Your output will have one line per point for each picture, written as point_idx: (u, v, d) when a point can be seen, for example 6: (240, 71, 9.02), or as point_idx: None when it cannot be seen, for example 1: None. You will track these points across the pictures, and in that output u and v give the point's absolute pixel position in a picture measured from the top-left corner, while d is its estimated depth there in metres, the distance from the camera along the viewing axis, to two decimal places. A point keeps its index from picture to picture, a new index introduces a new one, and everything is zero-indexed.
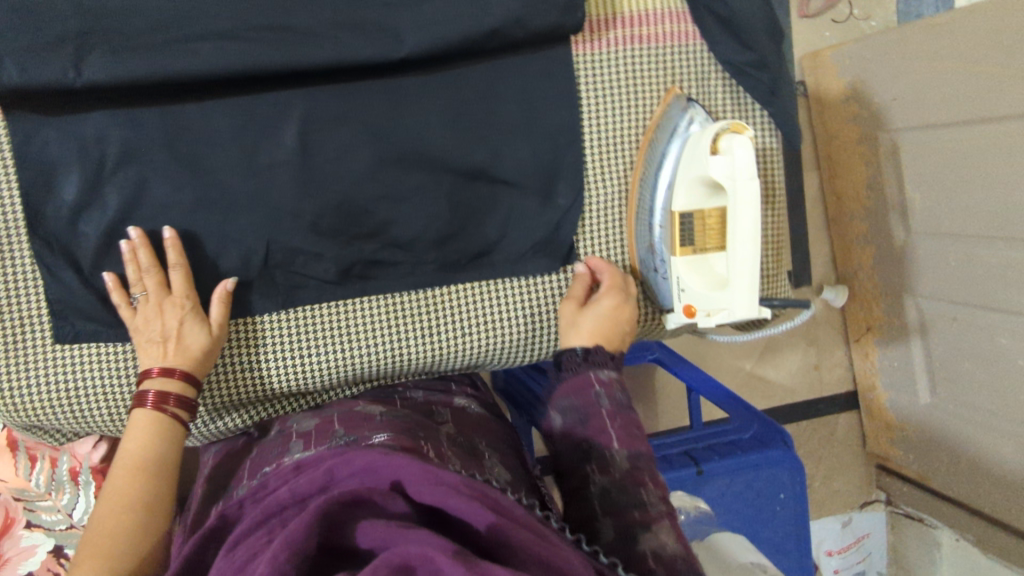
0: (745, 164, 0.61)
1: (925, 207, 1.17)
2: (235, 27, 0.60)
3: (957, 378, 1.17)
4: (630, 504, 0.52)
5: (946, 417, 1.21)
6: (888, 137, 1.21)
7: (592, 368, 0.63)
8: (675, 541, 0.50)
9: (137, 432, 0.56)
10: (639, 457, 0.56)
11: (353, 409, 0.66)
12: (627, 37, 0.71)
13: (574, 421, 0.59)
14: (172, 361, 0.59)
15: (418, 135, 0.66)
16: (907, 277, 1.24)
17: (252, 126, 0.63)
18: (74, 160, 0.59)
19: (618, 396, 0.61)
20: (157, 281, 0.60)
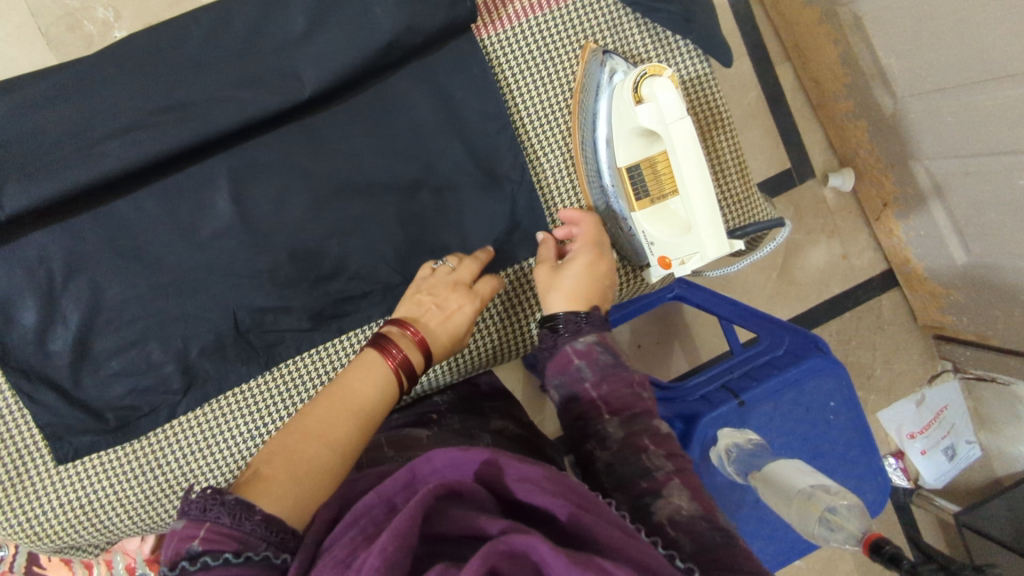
0: (672, 106, 0.58)
1: (902, 70, 1.12)
2: (137, 117, 0.60)
3: (989, 230, 1.12)
4: (635, 476, 0.50)
5: (990, 272, 1.16)
6: (848, 11, 1.15)
7: (572, 333, 0.61)
8: (691, 501, 0.48)
9: (374, 382, 0.56)
10: (638, 421, 0.55)
11: (397, 432, 0.65)
12: (526, 7, 0.68)
13: (566, 400, 0.58)
14: (429, 329, 0.61)
15: (349, 164, 0.65)
16: (908, 142, 1.18)
17: (183, 205, 0.63)
18: (26, 286, 0.61)
19: (601, 360, 0.59)
20: (474, 272, 0.65)
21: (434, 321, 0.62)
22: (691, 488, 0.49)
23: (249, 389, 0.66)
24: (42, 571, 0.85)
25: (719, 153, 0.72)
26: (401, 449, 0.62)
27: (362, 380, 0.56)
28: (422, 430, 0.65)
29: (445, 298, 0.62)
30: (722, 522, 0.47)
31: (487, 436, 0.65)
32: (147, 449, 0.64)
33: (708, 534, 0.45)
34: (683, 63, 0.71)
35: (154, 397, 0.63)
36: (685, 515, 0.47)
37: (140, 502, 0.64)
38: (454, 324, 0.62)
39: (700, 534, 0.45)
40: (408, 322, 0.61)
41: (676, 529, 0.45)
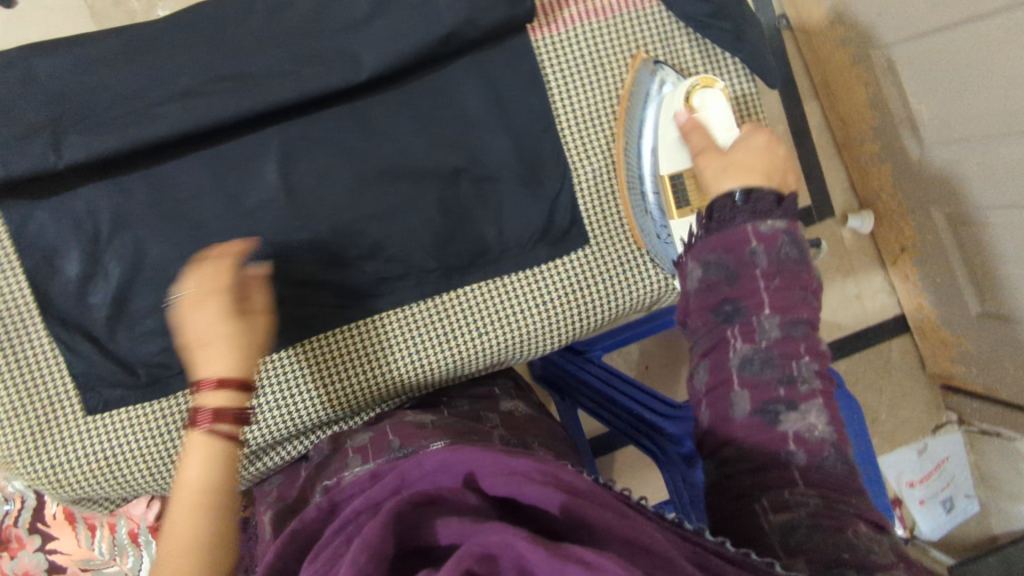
0: (721, 116, 0.65)
1: (932, 117, 1.13)
2: (198, 82, 0.61)
3: (1005, 283, 1.13)
4: (778, 381, 0.53)
5: (1002, 325, 1.16)
6: (881, 54, 1.18)
7: (756, 218, 0.57)
8: (826, 423, 0.52)
9: (204, 457, 0.49)
10: (796, 329, 0.55)
11: (404, 418, 0.66)
12: (582, 12, 0.70)
13: (720, 279, 0.57)
14: (229, 364, 0.51)
15: (396, 148, 0.67)
16: (927, 190, 1.21)
17: (233, 172, 0.64)
18: (72, 237, 0.62)
19: (783, 250, 0.57)
20: (234, 288, 0.53)
21: (218, 353, 0.51)
22: (828, 410, 0.53)
23: (278, 360, 0.67)
24: (45, 528, 0.85)
25: None
26: (405, 436, 0.62)
27: (193, 458, 0.49)
28: (432, 412, 0.68)
29: (197, 332, 0.51)
30: (847, 455, 0.52)
31: (495, 416, 0.68)
32: (173, 407, 0.64)
33: (828, 463, 0.50)
34: (730, 79, 0.72)
35: (186, 357, 0.65)
36: (813, 451, 0.50)
37: (162, 460, 0.65)
38: (239, 342, 0.52)
39: (828, 468, 0.50)
40: (202, 380, 0.50)
41: (799, 450, 0.50)
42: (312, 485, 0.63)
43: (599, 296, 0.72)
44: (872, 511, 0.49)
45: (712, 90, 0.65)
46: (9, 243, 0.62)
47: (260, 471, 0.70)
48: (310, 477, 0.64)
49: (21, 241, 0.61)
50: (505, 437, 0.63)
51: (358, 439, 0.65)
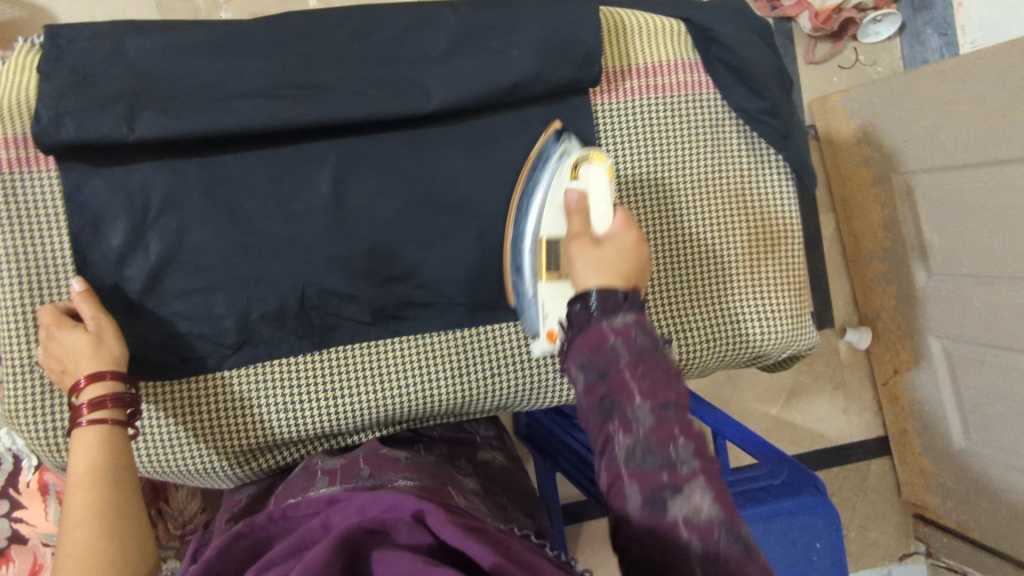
0: (604, 190, 0.61)
1: (943, 248, 1.17)
2: (271, 85, 0.63)
3: (993, 421, 1.14)
4: (655, 471, 0.43)
5: (984, 462, 1.18)
6: (902, 178, 1.23)
7: (608, 312, 0.50)
8: (713, 505, 0.42)
9: (88, 446, 0.54)
10: (668, 410, 0.45)
11: (379, 452, 0.65)
12: (641, 86, 0.73)
13: (592, 383, 0.47)
14: (96, 365, 0.57)
15: (446, 182, 0.68)
16: (923, 316, 1.26)
17: (287, 176, 0.66)
18: (121, 208, 0.63)
19: (638, 339, 0.47)
20: (88, 310, 0.60)
21: (87, 362, 0.58)
22: (715, 488, 0.43)
23: (295, 362, 0.68)
24: (16, 495, 0.83)
25: (784, 265, 0.77)
26: (377, 467, 0.61)
27: (82, 444, 0.54)
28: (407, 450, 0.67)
29: (68, 353, 0.58)
30: (747, 540, 0.42)
31: (469, 467, 0.69)
32: (184, 391, 0.66)
33: (724, 550, 0.41)
34: (769, 175, 0.76)
35: (205, 344, 0.66)
36: (704, 536, 0.41)
37: (163, 446, 0.66)
38: (102, 353, 0.58)
39: (723, 559, 0.40)
40: (76, 380, 0.57)
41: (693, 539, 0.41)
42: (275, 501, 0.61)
43: None
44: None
45: (599, 165, 0.63)
46: (59, 201, 0.63)
47: (248, 472, 0.69)
48: (276, 495, 0.63)
49: (72, 202, 0.63)
50: (477, 490, 0.63)
51: (329, 462, 0.65)
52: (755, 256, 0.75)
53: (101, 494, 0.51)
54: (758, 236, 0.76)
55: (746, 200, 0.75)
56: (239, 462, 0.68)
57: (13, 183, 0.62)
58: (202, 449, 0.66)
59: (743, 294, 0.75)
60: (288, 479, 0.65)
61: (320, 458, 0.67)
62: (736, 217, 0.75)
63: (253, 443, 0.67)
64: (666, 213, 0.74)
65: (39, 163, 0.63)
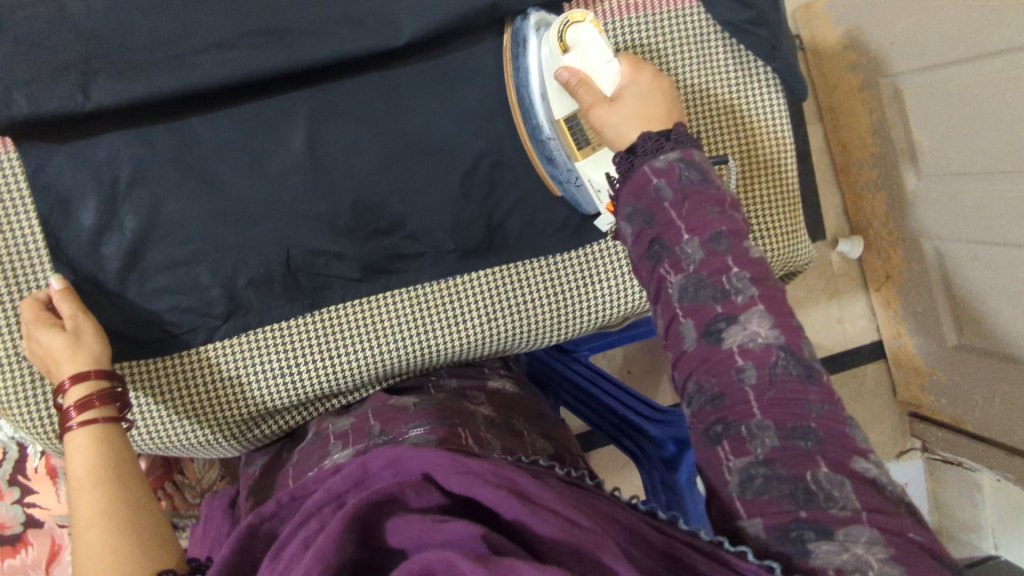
0: (600, 45, 0.59)
1: (933, 149, 1.15)
2: (230, 37, 0.59)
3: (984, 317, 1.15)
4: (709, 300, 0.46)
5: (977, 358, 1.19)
6: (889, 82, 1.20)
7: (652, 154, 0.52)
8: (771, 329, 0.44)
9: (83, 448, 0.53)
10: (720, 242, 0.47)
11: (386, 403, 0.65)
12: (621, 6, 0.69)
13: (644, 226, 0.50)
14: (78, 366, 0.56)
15: (424, 126, 0.66)
16: (914, 220, 1.25)
17: (258, 133, 0.63)
18: (88, 185, 0.60)
19: (684, 177, 0.50)
20: (65, 306, 0.59)
21: (69, 364, 0.57)
22: (772, 314, 0.45)
23: (288, 326, 0.67)
24: (25, 481, 0.83)
25: (778, 183, 0.74)
26: (387, 421, 0.61)
27: (79, 450, 0.53)
28: (416, 394, 0.67)
29: (48, 355, 0.57)
30: (801, 352, 0.44)
31: (481, 395, 0.68)
32: (177, 367, 0.65)
33: (779, 370, 0.43)
34: (759, 89, 0.73)
35: (195, 317, 0.64)
36: (759, 364, 0.43)
37: (166, 420, 0.65)
38: (80, 351, 0.57)
39: (778, 377, 0.43)
40: (60, 384, 0.56)
41: (746, 365, 0.44)
42: (293, 470, 0.61)
43: (610, 291, 0.73)
44: (835, 404, 0.43)
45: (585, 23, 0.59)
46: (22, 183, 0.60)
47: (256, 438, 0.69)
48: (293, 463, 0.63)
49: (36, 184, 0.60)
50: (492, 420, 0.63)
51: (340, 425, 0.64)
52: (746, 174, 0.73)
53: (102, 494, 0.50)
54: (747, 155, 0.73)
55: (735, 118, 0.73)
56: (243, 430, 0.68)
57: None
58: (205, 420, 0.66)
59: None
60: (302, 449, 0.65)
61: (329, 421, 0.67)
62: (725, 137, 0.73)
63: (256, 409, 0.67)
64: None
65: None
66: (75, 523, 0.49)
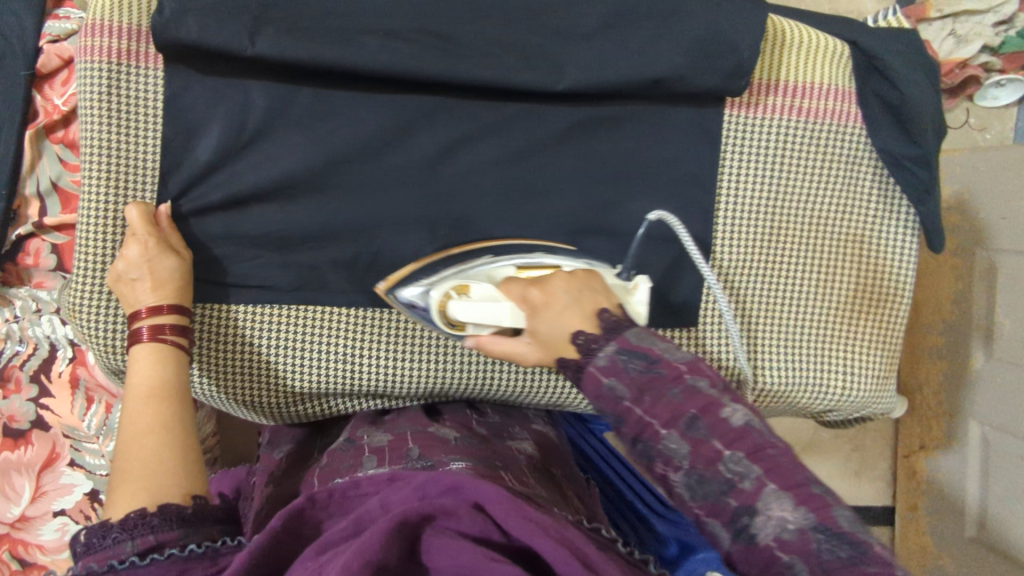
0: (474, 311, 0.55)
1: (1011, 333, 1.10)
2: (400, 26, 0.59)
3: (1010, 519, 1.07)
4: (718, 491, 0.39)
5: (989, 555, 1.10)
6: (986, 255, 1.16)
7: (589, 350, 0.46)
8: (796, 505, 0.37)
9: (152, 360, 0.54)
10: (699, 427, 0.41)
11: (427, 430, 0.61)
12: (784, 107, 0.68)
13: (621, 429, 0.44)
14: (158, 298, 0.56)
15: (549, 168, 0.65)
16: (969, 398, 1.18)
17: (394, 124, 0.62)
18: (217, 124, 0.60)
19: (633, 368, 0.44)
20: (173, 233, 0.59)
21: (171, 289, 0.57)
22: (789, 484, 0.38)
23: (363, 316, 0.64)
24: (46, 383, 0.78)
25: (882, 324, 0.73)
26: (426, 448, 0.57)
27: (143, 361, 0.54)
28: (457, 428, 0.63)
29: (153, 270, 0.56)
30: (844, 528, 0.36)
31: (524, 434, 0.67)
32: (241, 325, 0.62)
33: (829, 555, 0.36)
34: (893, 229, 0.72)
35: (271, 276, 0.62)
36: (803, 555, 0.36)
37: (220, 372, 0.63)
38: (186, 286, 0.58)
39: (832, 564, 0.35)
40: (136, 309, 0.56)
41: (792, 560, 0.36)
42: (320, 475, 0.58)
43: None
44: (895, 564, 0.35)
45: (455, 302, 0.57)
46: (158, 100, 0.59)
47: (298, 414, 0.67)
48: (320, 468, 0.60)
49: (171, 107, 0.59)
50: (530, 463, 0.60)
51: (376, 439, 0.61)
52: (855, 306, 0.71)
53: (159, 408, 0.52)
54: (862, 288, 0.72)
55: (862, 248, 0.71)
56: (290, 403, 0.65)
57: (116, 74, 0.58)
58: (256, 383, 0.64)
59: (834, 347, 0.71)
60: (331, 453, 0.61)
61: (367, 432, 0.63)
62: (847, 263, 0.71)
63: (308, 388, 0.64)
64: (780, 244, 0.69)
65: (147, 58, 0.59)
66: (126, 433, 0.51)
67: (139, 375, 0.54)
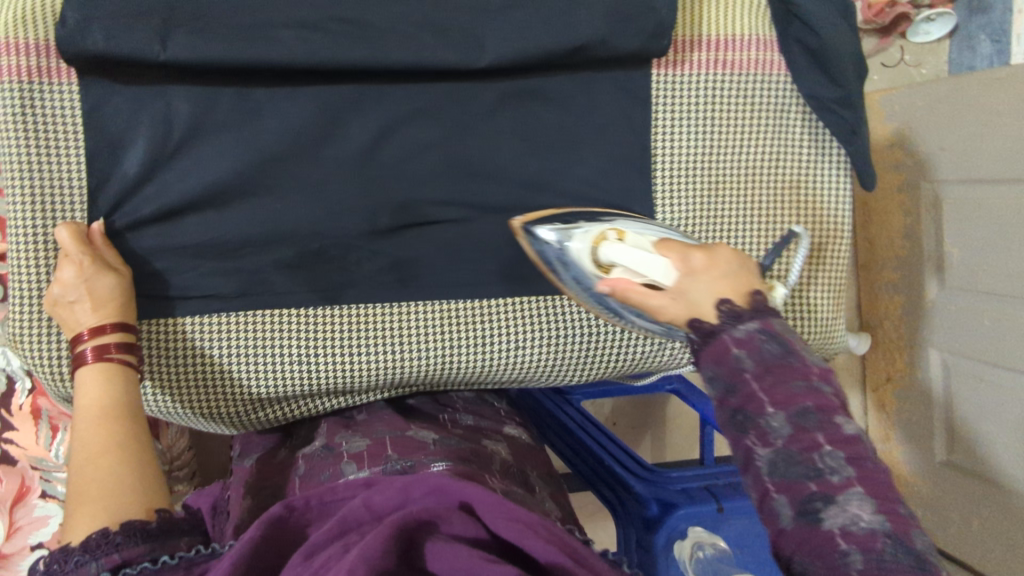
0: (631, 256, 0.54)
1: (961, 260, 1.13)
2: (315, 16, 0.58)
3: (977, 438, 1.11)
4: (800, 475, 0.39)
5: (961, 475, 1.14)
6: (931, 188, 1.18)
7: (729, 321, 0.45)
8: (873, 511, 0.37)
9: (100, 381, 0.54)
10: (809, 417, 0.40)
11: (405, 433, 0.62)
12: (710, 61, 0.68)
13: (728, 400, 0.43)
14: (99, 318, 0.55)
15: (484, 145, 0.65)
16: (927, 328, 1.22)
17: (323, 117, 0.61)
18: (141, 135, 0.59)
19: (765, 348, 0.43)
20: (109, 250, 0.58)
21: (112, 307, 0.56)
22: (876, 492, 0.38)
23: (315, 315, 0.64)
24: (7, 416, 0.76)
25: (827, 265, 0.75)
26: (405, 451, 0.59)
27: (91, 383, 0.53)
28: (433, 429, 0.64)
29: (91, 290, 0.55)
30: (916, 546, 0.36)
31: (499, 436, 0.68)
32: (192, 337, 0.62)
33: (890, 559, 0.35)
34: (827, 171, 0.73)
35: (216, 284, 0.62)
36: (864, 548, 0.36)
37: (176, 386, 0.62)
38: (128, 303, 0.57)
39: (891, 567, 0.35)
40: (79, 331, 0.55)
41: (850, 548, 0.36)
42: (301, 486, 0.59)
43: (638, 351, 0.72)
44: None
45: (609, 245, 0.57)
46: (76, 116, 0.58)
47: (261, 421, 0.67)
48: (300, 479, 0.61)
49: (90, 122, 0.58)
50: (506, 464, 0.62)
51: (354, 444, 0.61)
52: None
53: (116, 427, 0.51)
54: None
55: (799, 194, 0.73)
56: (251, 410, 0.65)
57: (28, 94, 0.57)
58: (214, 393, 0.63)
59: None
60: (309, 461, 0.62)
61: (344, 437, 0.64)
62: (787, 210, 0.72)
63: (268, 393, 0.64)
64: (720, 197, 0.70)
65: (59, 74, 0.57)
66: (80, 454, 0.50)
67: (92, 395, 0.53)
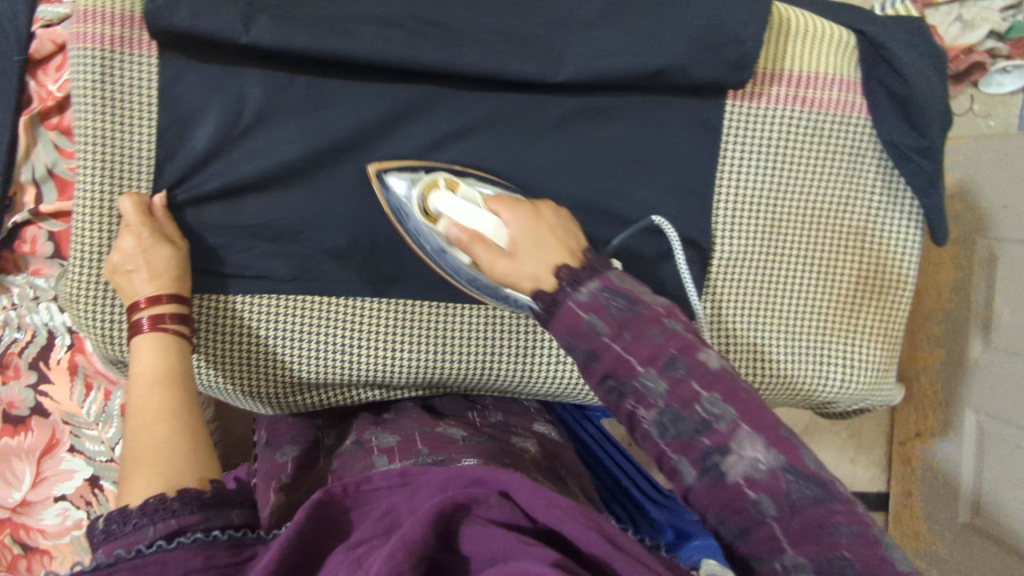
0: (464, 206, 0.55)
1: (1009, 322, 1.09)
2: (396, 14, 0.58)
3: (1003, 505, 1.07)
4: (693, 432, 0.42)
5: (982, 540, 1.11)
6: (987, 244, 1.14)
7: (570, 285, 0.47)
8: (768, 449, 0.41)
9: (157, 349, 0.54)
10: (678, 366, 0.43)
11: (436, 430, 0.62)
12: (788, 96, 0.67)
13: (592, 366, 0.45)
14: (156, 288, 0.56)
15: (547, 157, 0.64)
16: (966, 386, 1.18)
17: (391, 114, 0.61)
18: (213, 112, 0.59)
19: (613, 308, 0.45)
20: (170, 222, 0.59)
21: (169, 279, 0.57)
22: (762, 428, 0.41)
23: (363, 306, 0.64)
24: (45, 369, 0.77)
25: (882, 316, 0.73)
26: (436, 447, 0.58)
27: (146, 351, 0.54)
28: (464, 427, 0.64)
29: (152, 260, 0.56)
30: (809, 469, 0.40)
31: (527, 434, 0.68)
32: (240, 314, 0.62)
33: (797, 496, 0.39)
34: (896, 220, 0.71)
35: (267, 267, 0.62)
36: (771, 493, 0.40)
37: (219, 361, 0.62)
38: (184, 276, 0.58)
39: (800, 505, 0.39)
40: (136, 299, 0.56)
41: (759, 496, 0.40)
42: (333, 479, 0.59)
43: None
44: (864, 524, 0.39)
45: (439, 193, 0.57)
46: (152, 88, 0.58)
47: (297, 403, 0.67)
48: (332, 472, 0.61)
49: (166, 95, 0.59)
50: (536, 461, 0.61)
51: (385, 440, 0.61)
52: (855, 298, 0.71)
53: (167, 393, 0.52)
54: (863, 280, 0.72)
55: (863, 240, 0.71)
56: (289, 392, 0.65)
57: (108, 61, 0.57)
58: (256, 372, 0.64)
59: (834, 339, 0.71)
60: (342, 457, 0.62)
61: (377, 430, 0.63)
62: (849, 256, 0.71)
63: (308, 377, 0.65)
64: (782, 235, 0.69)
65: (140, 46, 0.58)
66: (136, 419, 0.50)
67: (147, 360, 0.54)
